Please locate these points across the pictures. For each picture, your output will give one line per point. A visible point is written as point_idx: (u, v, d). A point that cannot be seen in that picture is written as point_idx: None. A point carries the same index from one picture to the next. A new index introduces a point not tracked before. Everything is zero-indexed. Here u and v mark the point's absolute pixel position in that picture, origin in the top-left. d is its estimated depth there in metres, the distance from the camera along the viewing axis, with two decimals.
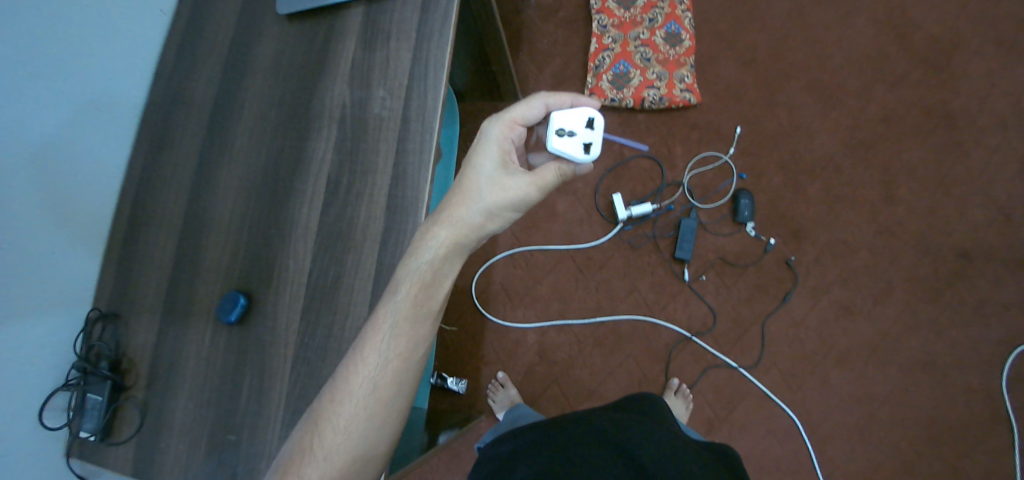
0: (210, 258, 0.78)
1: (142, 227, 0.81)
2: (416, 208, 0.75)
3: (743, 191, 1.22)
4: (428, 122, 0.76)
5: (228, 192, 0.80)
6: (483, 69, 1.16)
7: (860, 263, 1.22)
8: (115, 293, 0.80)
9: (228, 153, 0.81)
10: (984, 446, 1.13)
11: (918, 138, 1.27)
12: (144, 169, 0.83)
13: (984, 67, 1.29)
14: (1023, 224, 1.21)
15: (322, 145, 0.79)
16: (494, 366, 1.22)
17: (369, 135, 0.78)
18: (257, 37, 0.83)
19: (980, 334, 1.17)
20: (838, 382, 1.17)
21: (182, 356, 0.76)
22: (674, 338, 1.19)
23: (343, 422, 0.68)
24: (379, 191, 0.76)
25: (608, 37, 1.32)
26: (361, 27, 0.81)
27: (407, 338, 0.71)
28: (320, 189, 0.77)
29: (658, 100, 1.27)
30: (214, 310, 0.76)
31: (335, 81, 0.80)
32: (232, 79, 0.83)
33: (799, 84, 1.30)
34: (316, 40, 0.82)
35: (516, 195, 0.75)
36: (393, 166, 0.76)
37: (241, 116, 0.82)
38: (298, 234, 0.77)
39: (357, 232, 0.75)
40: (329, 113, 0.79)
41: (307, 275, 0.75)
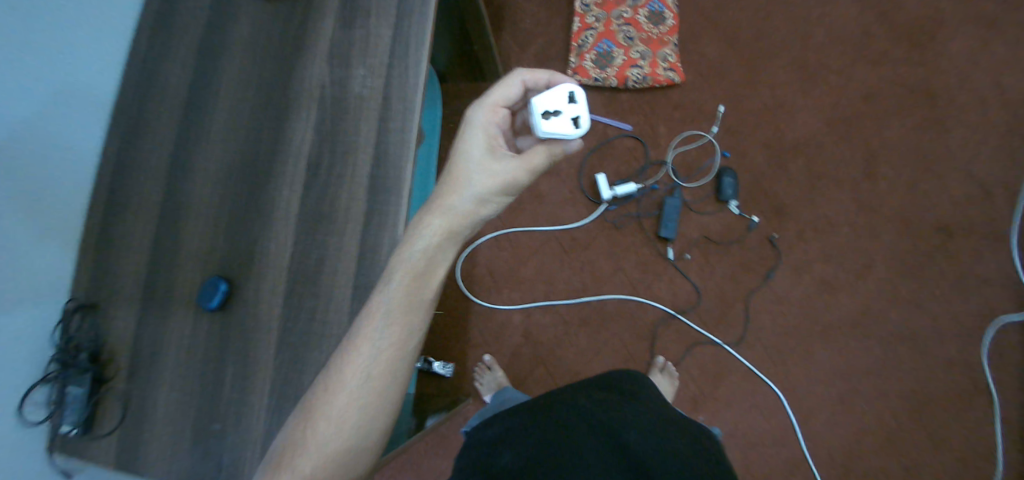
0: (189, 244, 0.77)
1: (118, 214, 0.79)
2: (399, 188, 0.74)
3: (726, 170, 1.23)
4: (409, 101, 0.75)
5: (205, 176, 0.78)
6: (464, 48, 1.15)
7: (842, 240, 1.23)
8: (92, 282, 0.78)
9: (205, 137, 0.79)
10: (964, 415, 1.15)
11: (900, 114, 1.28)
12: (119, 155, 0.81)
13: (966, 42, 1.30)
14: (1002, 198, 1.23)
15: (301, 127, 0.77)
16: (481, 349, 1.22)
17: (349, 115, 0.77)
18: (234, 16, 0.82)
19: (960, 306, 1.20)
20: (821, 357, 1.19)
21: (163, 344, 0.75)
22: (659, 316, 1.20)
23: (332, 419, 0.65)
24: (360, 173, 0.75)
25: (591, 16, 1.31)
26: (340, 5, 0.79)
27: (398, 330, 0.68)
28: (300, 171, 0.76)
29: (642, 80, 1.27)
30: (195, 296, 0.76)
31: (313, 60, 0.79)
32: (208, 59, 0.81)
33: (782, 61, 1.30)
34: (294, 18, 0.80)
35: (508, 179, 0.70)
36: (374, 146, 0.75)
37: (217, 99, 0.80)
38: (278, 217, 0.76)
39: (339, 214, 0.74)
40: (307, 93, 0.78)
41: (289, 258, 0.74)
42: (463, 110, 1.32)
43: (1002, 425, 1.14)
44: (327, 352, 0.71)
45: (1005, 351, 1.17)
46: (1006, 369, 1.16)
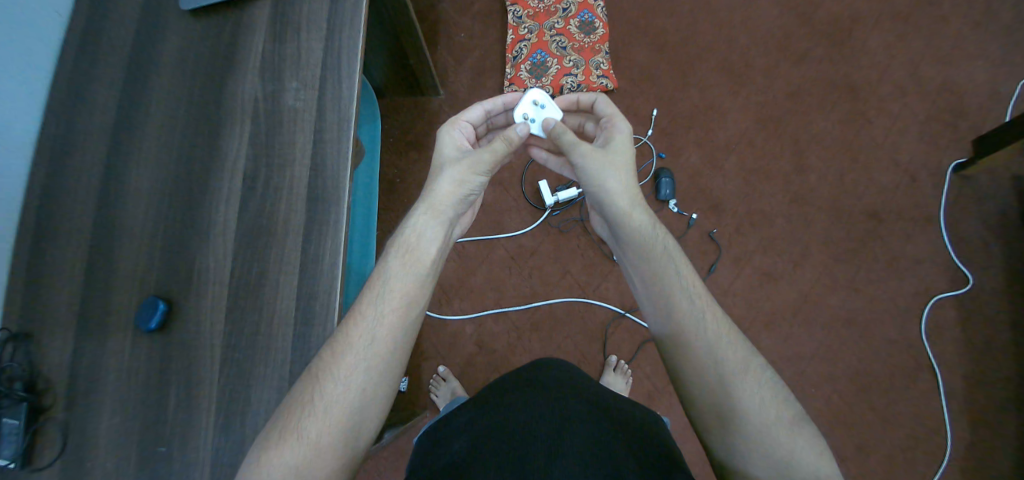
0: (125, 265, 0.76)
1: (51, 238, 0.77)
2: (337, 198, 0.76)
3: (663, 170, 1.29)
4: (344, 113, 0.78)
5: (141, 197, 0.78)
6: (402, 63, 1.19)
7: (779, 231, 1.30)
8: (22, 311, 0.75)
9: (138, 157, 0.79)
10: (909, 391, 1.21)
11: (824, 108, 1.37)
12: (50, 177, 0.78)
13: (880, 39, 1.41)
14: (926, 182, 1.32)
15: (236, 141, 0.78)
16: (435, 361, 1.22)
17: (284, 129, 0.78)
18: (162, 37, 0.82)
19: (893, 284, 1.27)
20: (767, 344, 1.25)
21: (102, 367, 0.73)
22: (609, 316, 1.22)
23: (339, 375, 0.67)
24: (297, 183, 0.77)
25: (524, 28, 1.38)
26: (270, 23, 0.81)
27: (399, 298, 0.72)
28: (237, 186, 0.77)
29: (576, 88, 1.33)
30: (133, 316, 0.75)
31: (246, 76, 0.80)
32: (139, 78, 0.81)
33: (710, 66, 1.39)
34: (225, 35, 0.82)
35: (484, 168, 0.77)
36: (310, 159, 0.77)
37: (150, 118, 0.80)
38: (216, 231, 0.76)
39: (278, 226, 0.75)
40: (241, 110, 0.79)
41: (229, 272, 0.75)
42: (408, 123, 1.36)
43: (946, 399, 1.20)
44: (271, 362, 0.72)
45: (941, 324, 1.24)
46: (943, 341, 1.23)
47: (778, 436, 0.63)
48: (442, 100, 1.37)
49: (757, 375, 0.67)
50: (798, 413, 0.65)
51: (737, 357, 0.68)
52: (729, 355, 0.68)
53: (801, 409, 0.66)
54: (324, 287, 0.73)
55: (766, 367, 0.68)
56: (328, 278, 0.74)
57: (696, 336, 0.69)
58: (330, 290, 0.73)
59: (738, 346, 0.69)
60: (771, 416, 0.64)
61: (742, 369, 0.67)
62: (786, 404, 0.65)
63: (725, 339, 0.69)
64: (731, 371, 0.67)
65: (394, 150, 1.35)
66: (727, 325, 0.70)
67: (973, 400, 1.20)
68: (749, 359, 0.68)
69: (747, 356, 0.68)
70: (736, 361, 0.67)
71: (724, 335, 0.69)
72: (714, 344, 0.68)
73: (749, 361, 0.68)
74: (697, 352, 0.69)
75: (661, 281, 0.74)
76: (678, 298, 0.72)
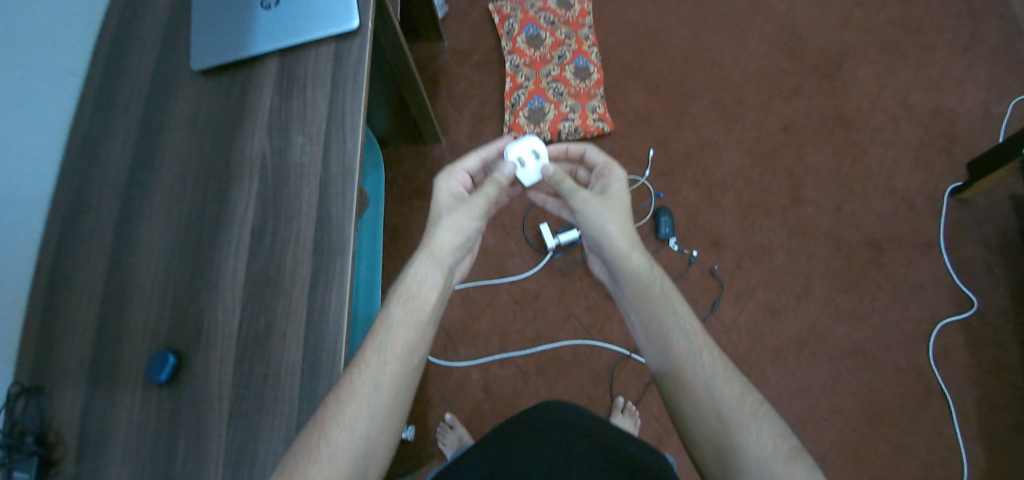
0: (135, 316, 0.71)
1: (64, 285, 0.72)
2: (344, 247, 0.72)
3: (662, 209, 1.31)
4: (349, 164, 0.76)
5: (151, 245, 0.73)
6: (404, 113, 1.23)
7: (780, 265, 1.30)
8: (36, 361, 0.70)
9: (150, 203, 0.75)
10: (923, 420, 1.19)
11: (818, 142, 1.39)
12: (69, 216, 0.75)
13: (869, 71, 1.45)
14: (924, 209, 1.33)
15: (244, 194, 0.75)
16: (441, 408, 1.21)
17: (291, 183, 0.75)
18: (172, 92, 0.79)
19: (898, 313, 1.27)
20: (775, 378, 1.23)
21: (113, 421, 0.68)
22: (614, 357, 1.22)
23: (345, 422, 0.66)
24: (304, 234, 0.73)
25: (521, 76, 1.43)
26: (280, 74, 0.80)
27: (402, 344, 0.72)
28: (246, 236, 0.73)
29: (574, 131, 1.38)
30: (142, 373, 0.69)
31: (256, 126, 0.78)
32: (155, 122, 0.78)
33: (703, 105, 1.43)
34: (237, 83, 0.80)
35: (479, 216, 0.81)
36: (318, 210, 0.74)
37: (164, 160, 0.76)
38: (223, 285, 0.71)
39: (286, 277, 0.71)
40: (251, 163, 0.76)
41: (236, 325, 0.70)
42: (410, 172, 1.39)
43: (959, 425, 1.18)
44: (278, 417, 0.66)
45: (950, 350, 1.23)
46: (953, 368, 1.22)
47: (780, 470, 0.61)
48: (442, 148, 1.40)
49: (753, 409, 0.66)
50: (797, 446, 0.63)
51: (732, 392, 0.67)
52: (726, 391, 0.67)
53: (799, 442, 0.64)
54: (332, 338, 0.69)
55: (761, 401, 0.67)
56: (334, 331, 0.69)
57: (693, 373, 0.69)
58: (336, 341, 0.69)
59: (734, 380, 0.68)
60: (770, 450, 0.62)
61: (738, 403, 0.66)
62: (783, 437, 0.64)
63: (720, 374, 0.68)
64: (728, 406, 0.66)
65: (396, 198, 1.37)
66: (721, 361, 0.70)
67: (988, 426, 1.17)
68: (744, 394, 0.67)
69: (743, 391, 0.67)
70: (732, 397, 0.66)
71: (720, 370, 0.69)
72: (710, 379, 0.68)
73: (745, 396, 0.67)
74: (693, 388, 0.68)
75: (656, 319, 0.74)
76: (672, 333, 0.72)
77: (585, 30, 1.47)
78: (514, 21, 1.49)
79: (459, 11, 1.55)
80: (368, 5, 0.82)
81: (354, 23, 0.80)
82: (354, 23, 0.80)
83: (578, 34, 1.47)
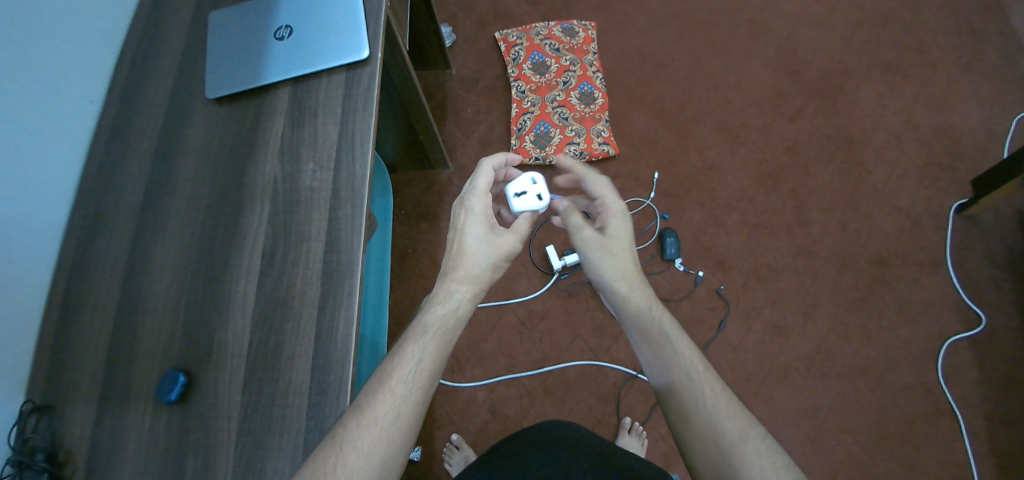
0: (148, 336, 0.71)
1: (77, 305, 0.73)
2: (352, 269, 0.73)
3: (667, 230, 1.32)
4: (357, 189, 0.77)
5: (165, 266, 0.74)
6: (413, 139, 1.26)
7: (786, 285, 1.31)
8: (49, 379, 0.70)
9: (165, 225, 0.76)
10: (933, 438, 1.18)
11: (822, 162, 1.41)
12: (86, 235, 0.76)
13: (871, 90, 1.47)
14: (930, 226, 1.33)
15: (256, 218, 0.76)
16: (447, 429, 1.21)
17: (301, 207, 0.76)
18: (189, 119, 0.81)
19: (906, 332, 1.26)
20: (783, 398, 1.23)
21: (122, 440, 0.68)
22: (621, 378, 1.22)
23: (365, 446, 0.64)
24: (313, 257, 0.74)
25: (527, 101, 1.45)
26: (291, 102, 0.82)
27: (428, 374, 0.70)
28: (256, 259, 0.74)
29: (579, 155, 1.39)
30: (153, 391, 0.69)
31: (268, 151, 0.79)
32: (170, 146, 0.80)
33: (707, 127, 1.44)
34: (250, 110, 0.81)
35: (509, 250, 0.79)
36: (326, 234, 0.75)
37: (179, 182, 0.78)
38: (235, 307, 0.72)
39: (295, 298, 0.72)
40: (262, 188, 0.77)
41: (246, 345, 0.70)
42: (418, 196, 1.41)
43: (970, 443, 1.16)
44: (286, 435, 0.67)
45: (959, 368, 1.22)
46: (963, 387, 1.21)
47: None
48: (450, 172, 1.42)
49: (756, 444, 0.64)
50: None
51: (734, 426, 0.65)
52: (728, 425, 0.65)
53: (803, 476, 0.62)
54: (339, 357, 0.69)
55: (764, 434, 0.65)
56: (341, 352, 0.70)
57: (696, 408, 0.67)
58: (343, 360, 0.69)
59: (736, 413, 0.66)
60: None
61: (740, 438, 0.64)
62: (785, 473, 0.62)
63: (722, 408, 0.67)
64: (729, 440, 0.64)
65: (404, 220, 1.38)
66: (724, 395, 0.68)
67: (999, 444, 1.16)
68: (746, 428, 0.65)
69: (745, 424, 0.65)
70: (734, 432, 0.65)
71: (722, 404, 0.67)
72: (711, 412, 0.67)
73: (748, 431, 0.65)
74: (697, 422, 0.67)
75: (661, 352, 0.73)
76: (676, 366, 0.71)
77: (589, 57, 1.50)
78: (520, 49, 1.51)
79: (466, 38, 1.59)
80: (377, 35, 0.84)
81: (363, 53, 0.82)
82: (363, 54, 0.82)
83: (583, 60, 1.49)
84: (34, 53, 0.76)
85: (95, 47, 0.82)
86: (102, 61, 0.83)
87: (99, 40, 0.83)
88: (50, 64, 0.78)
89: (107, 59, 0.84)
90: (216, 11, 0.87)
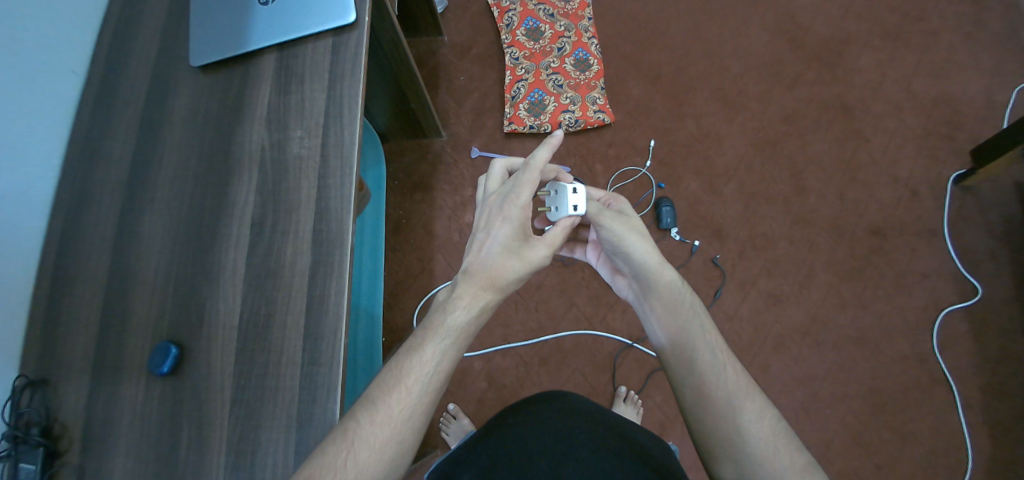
0: (140, 309, 0.70)
1: (68, 282, 0.72)
2: (342, 240, 0.72)
3: (663, 199, 1.29)
4: (347, 157, 0.75)
5: (154, 239, 0.73)
6: (403, 107, 1.24)
7: (783, 254, 1.30)
8: (41, 354, 0.70)
9: (153, 198, 0.74)
10: (926, 406, 1.19)
11: (820, 130, 1.39)
12: (73, 208, 0.74)
13: (871, 58, 1.45)
14: (928, 195, 1.32)
15: (244, 190, 0.74)
16: (445, 399, 1.21)
17: (289, 177, 0.75)
18: (174, 88, 0.79)
19: (902, 300, 1.26)
20: (778, 365, 1.23)
21: (117, 411, 0.67)
22: (617, 347, 1.22)
23: (376, 443, 0.64)
24: (303, 228, 0.72)
25: (521, 69, 1.43)
26: (277, 71, 0.80)
27: (444, 377, 0.69)
28: (246, 231, 0.73)
29: (574, 123, 1.37)
30: (146, 363, 0.69)
31: (255, 124, 0.77)
32: (157, 116, 0.78)
33: (704, 95, 1.42)
34: (236, 80, 0.80)
35: (540, 262, 0.75)
36: (315, 204, 0.74)
37: (166, 155, 0.76)
38: (225, 278, 0.71)
39: (284, 269, 0.71)
40: (249, 158, 0.76)
41: (237, 317, 0.70)
42: (411, 166, 1.39)
43: (965, 411, 1.18)
44: (279, 402, 0.66)
45: (953, 335, 1.23)
46: (958, 355, 1.21)
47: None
48: (444, 142, 1.40)
49: (771, 425, 0.65)
50: (810, 460, 0.63)
51: (751, 407, 0.66)
52: (746, 405, 0.67)
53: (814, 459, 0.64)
54: (330, 327, 0.69)
55: (779, 416, 0.67)
56: (332, 320, 0.69)
57: (714, 388, 0.68)
58: (334, 330, 0.69)
59: (754, 396, 0.68)
60: (784, 463, 0.62)
61: (757, 421, 0.65)
62: (798, 451, 0.64)
63: (742, 389, 0.68)
64: (745, 418, 0.66)
65: (397, 192, 1.37)
66: (744, 377, 0.69)
67: (992, 412, 1.17)
68: (762, 409, 0.67)
69: (763, 406, 0.67)
70: (752, 412, 0.66)
71: (741, 385, 0.68)
72: (732, 394, 0.67)
73: (764, 411, 0.66)
74: (715, 401, 0.67)
75: (684, 336, 0.73)
76: (695, 351, 0.72)
77: (584, 22, 1.47)
78: (513, 14, 1.48)
79: (458, 4, 1.55)
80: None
81: (351, 16, 0.80)
82: (350, 18, 0.80)
83: (578, 26, 1.46)
84: (14, 21, 0.73)
85: (75, 17, 0.80)
86: (83, 31, 0.81)
87: (80, 9, 0.81)
88: (32, 34, 0.76)
89: (88, 28, 0.81)
90: None
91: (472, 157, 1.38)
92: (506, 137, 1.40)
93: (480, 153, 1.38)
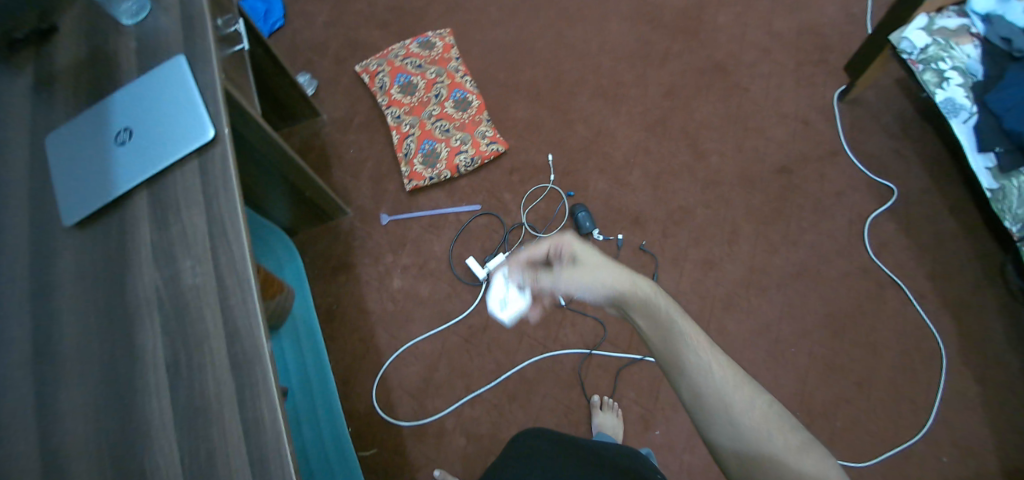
0: None
1: None
2: (259, 357, 0.71)
3: (577, 206, 1.33)
4: (242, 273, 0.74)
5: (72, 411, 0.67)
6: (301, 198, 1.24)
7: (702, 220, 1.35)
8: None
9: (61, 368, 0.69)
10: (872, 318, 1.25)
11: (699, 96, 1.46)
12: None
13: (722, 19, 1.54)
14: (810, 128, 1.41)
15: (150, 336, 0.71)
16: (428, 468, 1.18)
17: (191, 309, 0.73)
18: (55, 250, 0.75)
19: (819, 228, 1.33)
20: (732, 325, 1.27)
21: None
22: (577, 360, 1.23)
23: None
24: (218, 356, 0.71)
25: (406, 125, 1.44)
26: (150, 208, 0.78)
27: None
28: (163, 377, 0.69)
29: (471, 162, 1.39)
30: None
31: (143, 266, 0.75)
32: (43, 281, 0.73)
33: (586, 96, 1.48)
34: (114, 227, 0.77)
35: None
36: (223, 328, 0.72)
37: (63, 320, 0.71)
38: (156, 431, 0.67)
39: (212, 403, 0.69)
40: (146, 302, 0.73)
41: (179, 466, 0.66)
42: (327, 250, 1.37)
43: (906, 312, 1.24)
44: None
45: (874, 246, 1.30)
46: (884, 263, 1.28)
47: (792, 461, 0.61)
48: (352, 217, 1.40)
49: (764, 411, 0.66)
50: (806, 438, 0.65)
51: (743, 396, 0.67)
52: (739, 396, 0.67)
53: (810, 436, 0.65)
54: (273, 445, 0.67)
55: (770, 400, 0.68)
56: (274, 437, 0.67)
57: (707, 384, 0.68)
58: (278, 447, 0.67)
59: (744, 385, 0.69)
60: (783, 444, 0.63)
61: (750, 407, 0.66)
62: (794, 432, 0.65)
63: (732, 380, 0.69)
64: (739, 407, 0.66)
65: (321, 279, 1.35)
66: (732, 369, 0.70)
67: (929, 305, 1.24)
68: (754, 397, 0.68)
69: (754, 394, 0.68)
70: (744, 401, 0.67)
71: (731, 377, 0.69)
72: (724, 387, 0.68)
73: (755, 398, 0.67)
74: (709, 395, 0.67)
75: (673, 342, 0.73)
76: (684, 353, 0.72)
77: (453, 64, 1.51)
78: (383, 75, 1.51)
79: (330, 81, 1.57)
80: (219, 112, 0.83)
81: (209, 133, 0.80)
82: (210, 134, 0.80)
83: (448, 69, 1.50)
84: None
85: None
86: None
87: None
88: None
89: None
90: (52, 133, 0.81)
91: (383, 224, 1.38)
92: (412, 194, 1.41)
93: (390, 218, 1.39)
